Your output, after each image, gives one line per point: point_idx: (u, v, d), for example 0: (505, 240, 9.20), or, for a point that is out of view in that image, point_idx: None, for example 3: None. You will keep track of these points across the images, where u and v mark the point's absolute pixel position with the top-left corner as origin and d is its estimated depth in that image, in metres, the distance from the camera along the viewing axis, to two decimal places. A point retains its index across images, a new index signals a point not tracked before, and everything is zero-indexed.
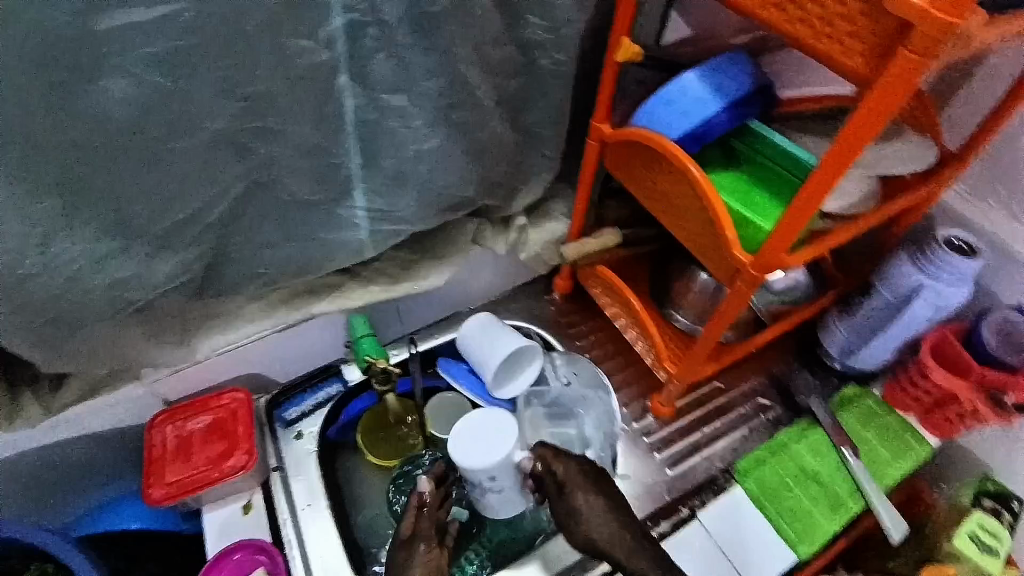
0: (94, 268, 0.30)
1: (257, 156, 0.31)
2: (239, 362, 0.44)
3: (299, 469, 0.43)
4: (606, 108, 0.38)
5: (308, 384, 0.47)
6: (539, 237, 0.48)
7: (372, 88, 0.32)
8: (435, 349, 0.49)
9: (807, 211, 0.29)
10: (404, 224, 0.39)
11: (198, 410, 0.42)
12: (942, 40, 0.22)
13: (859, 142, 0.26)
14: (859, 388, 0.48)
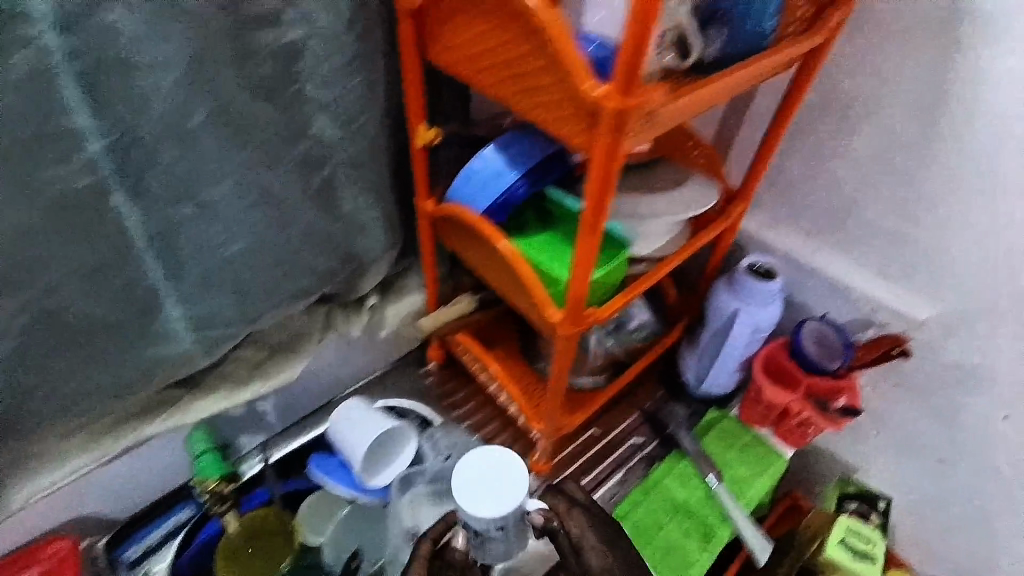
0: None
1: (32, 289, 0.26)
2: (56, 512, 0.36)
3: None
4: (424, 186, 0.35)
5: (153, 515, 0.40)
6: (396, 314, 0.44)
7: (158, 202, 0.28)
8: (299, 450, 0.43)
9: (587, 270, 0.28)
10: (234, 327, 0.34)
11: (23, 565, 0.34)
12: (625, 119, 0.21)
13: (602, 207, 0.25)
14: (718, 410, 0.45)
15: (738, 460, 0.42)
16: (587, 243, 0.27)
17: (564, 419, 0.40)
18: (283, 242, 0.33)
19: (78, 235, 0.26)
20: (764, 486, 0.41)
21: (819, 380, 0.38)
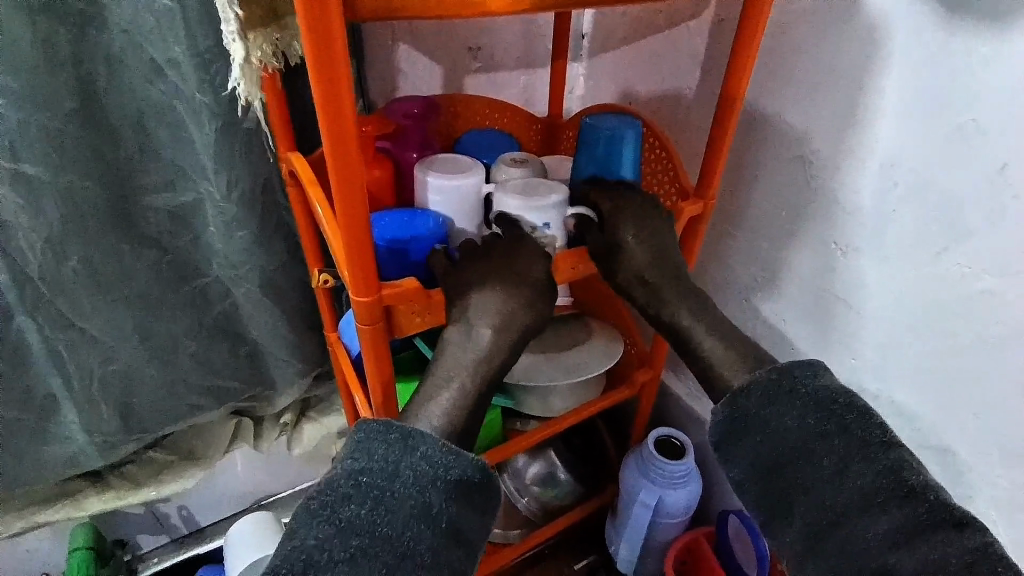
0: (63, 415, 0.73)
1: (66, 415, 0.73)
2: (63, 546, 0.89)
3: None
4: (312, 258, 0.73)
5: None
6: (309, 429, 0.98)
7: (80, 360, 0.70)
8: (203, 551, 0.94)
9: (373, 359, 0.54)
10: (106, 433, 0.76)
11: None
12: (361, 296, 0.48)
13: (365, 337, 0.52)
14: None
15: None
16: (382, 405, 0.59)
17: (387, 387, 0.57)
18: (166, 327, 0.74)
19: (76, 336, 0.68)
20: None
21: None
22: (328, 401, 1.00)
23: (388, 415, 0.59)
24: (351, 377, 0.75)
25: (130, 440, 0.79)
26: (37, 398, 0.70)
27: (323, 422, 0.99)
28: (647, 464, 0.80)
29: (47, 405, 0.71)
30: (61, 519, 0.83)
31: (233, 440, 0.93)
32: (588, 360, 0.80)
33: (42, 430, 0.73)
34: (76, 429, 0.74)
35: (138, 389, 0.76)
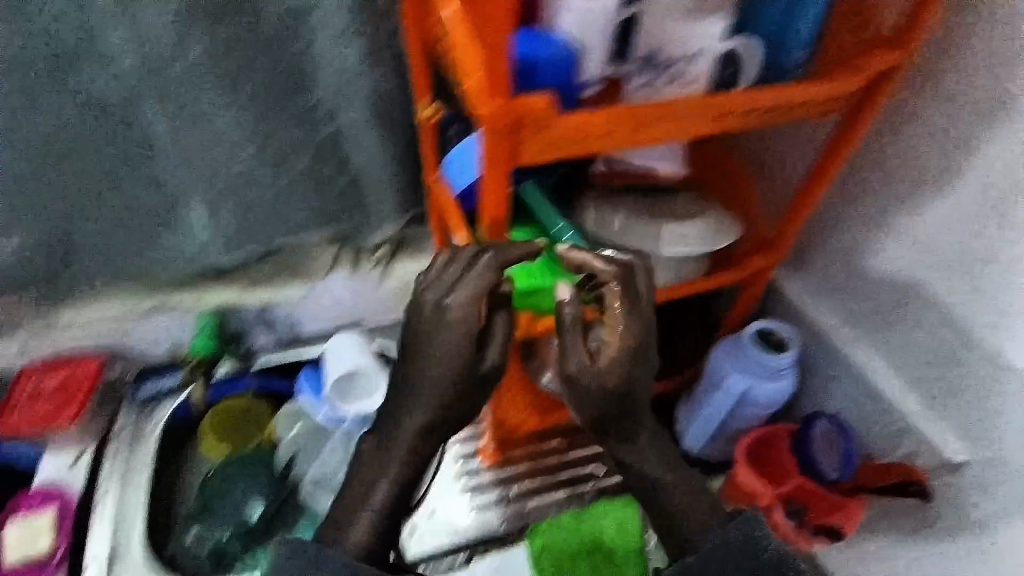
0: (188, 209, 0.78)
1: (191, 209, 0.79)
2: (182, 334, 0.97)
3: (143, 437, 0.93)
4: (423, 84, 0.70)
5: (157, 371, 0.97)
6: (400, 267, 1.02)
7: (202, 159, 0.73)
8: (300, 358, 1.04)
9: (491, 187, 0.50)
10: (224, 235, 0.82)
11: (59, 375, 0.88)
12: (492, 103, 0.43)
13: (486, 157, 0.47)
14: (696, 478, 0.92)
15: None
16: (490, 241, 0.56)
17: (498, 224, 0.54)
18: (277, 140, 0.75)
19: (199, 132, 0.71)
20: None
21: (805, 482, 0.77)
22: (420, 244, 1.01)
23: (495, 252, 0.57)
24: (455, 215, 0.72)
25: (243, 245, 0.84)
26: (166, 188, 0.76)
27: (414, 262, 1.02)
28: (743, 352, 0.77)
29: (174, 197, 0.77)
30: (188, 305, 0.93)
31: (333, 264, 0.98)
32: (704, 232, 0.73)
33: (169, 221, 0.79)
34: (197, 227, 0.80)
35: (250, 201, 0.79)
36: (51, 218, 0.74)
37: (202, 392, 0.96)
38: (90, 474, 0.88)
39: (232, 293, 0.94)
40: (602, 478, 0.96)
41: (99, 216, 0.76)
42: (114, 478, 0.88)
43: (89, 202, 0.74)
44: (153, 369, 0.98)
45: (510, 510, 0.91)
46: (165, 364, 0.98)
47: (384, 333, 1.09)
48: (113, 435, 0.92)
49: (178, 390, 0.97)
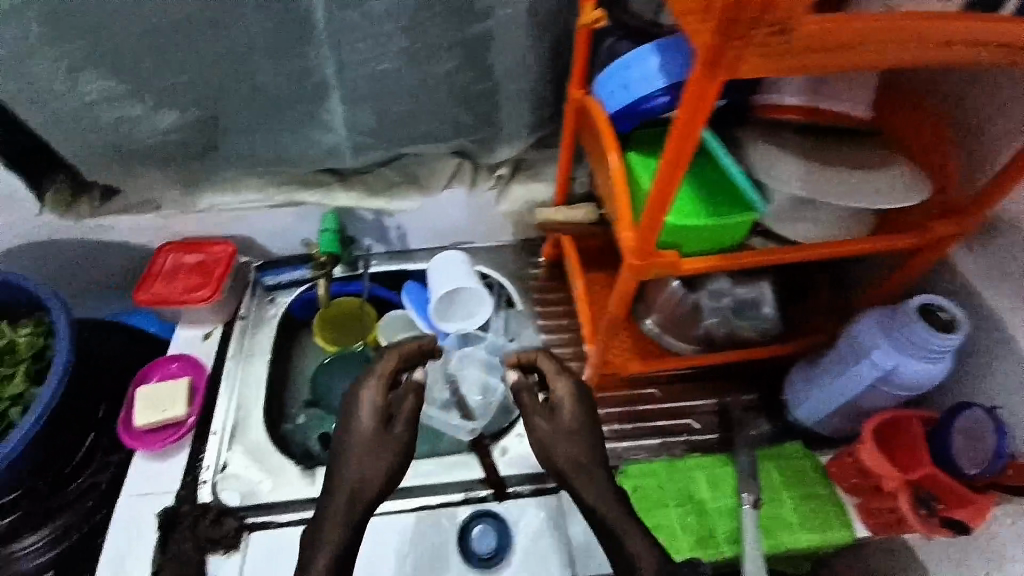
0: (330, 104, 0.78)
1: (332, 104, 0.78)
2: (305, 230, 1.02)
3: (261, 323, 0.98)
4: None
5: (281, 265, 1.03)
6: (517, 191, 0.99)
7: (352, 53, 0.72)
8: (406, 270, 1.06)
9: (698, 100, 0.44)
10: (359, 135, 0.82)
11: (197, 253, 0.94)
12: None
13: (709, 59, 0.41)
14: (800, 449, 0.88)
15: (782, 487, 0.84)
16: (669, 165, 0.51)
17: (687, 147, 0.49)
18: (426, 40, 0.72)
19: (354, 23, 0.69)
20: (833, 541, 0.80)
21: (936, 473, 0.71)
22: (540, 169, 0.98)
23: (670, 179, 0.52)
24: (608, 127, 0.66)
25: (376, 145, 0.84)
26: (313, 80, 0.75)
27: (531, 187, 0.99)
28: (897, 324, 0.71)
29: (319, 90, 0.77)
30: (317, 204, 0.95)
31: (452, 179, 0.97)
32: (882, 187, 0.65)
33: (309, 115, 0.80)
34: (337, 120, 0.81)
35: (390, 102, 0.78)
36: (204, 98, 0.75)
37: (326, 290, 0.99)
38: (217, 353, 0.92)
39: (354, 196, 0.95)
40: (698, 431, 0.93)
41: (248, 101, 0.77)
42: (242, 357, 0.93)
43: (241, 85, 0.74)
44: (272, 264, 1.03)
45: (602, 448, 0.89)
46: (284, 259, 1.03)
47: (486, 257, 1.10)
48: (239, 316, 0.97)
49: (297, 282, 1.02)
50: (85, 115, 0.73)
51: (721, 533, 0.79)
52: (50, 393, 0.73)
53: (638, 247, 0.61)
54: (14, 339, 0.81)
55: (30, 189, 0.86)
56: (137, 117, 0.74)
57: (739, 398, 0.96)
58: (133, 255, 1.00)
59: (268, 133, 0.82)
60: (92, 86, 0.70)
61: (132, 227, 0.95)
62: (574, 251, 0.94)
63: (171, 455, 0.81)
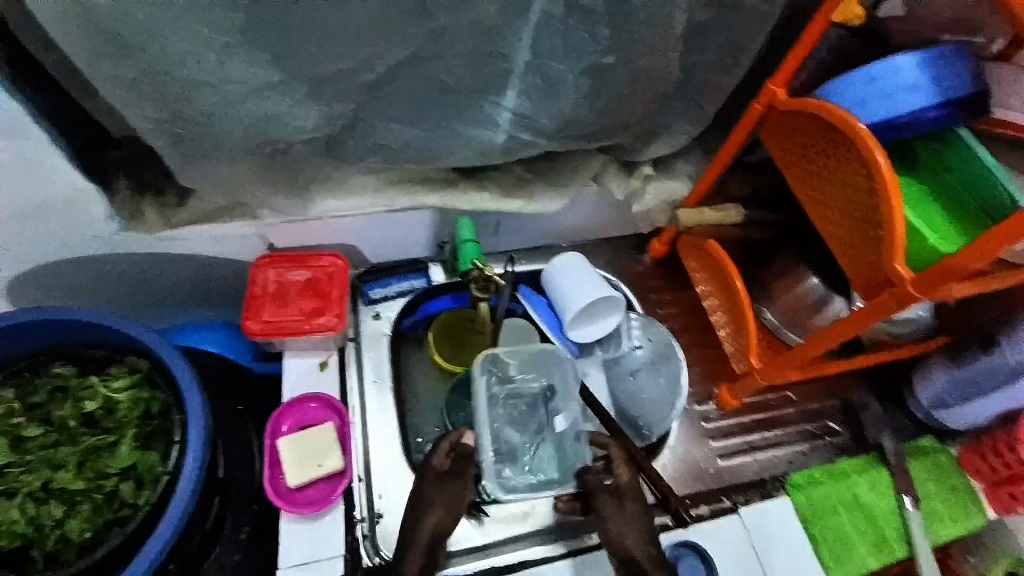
0: (503, 95, 0.66)
1: (504, 97, 0.66)
2: (414, 235, 0.89)
3: (371, 346, 0.85)
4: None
5: (383, 276, 0.88)
6: (655, 190, 0.90)
7: (555, 39, 0.60)
8: (522, 273, 0.96)
9: None
10: (525, 131, 0.71)
11: (302, 268, 0.79)
12: None
13: None
14: (935, 443, 0.92)
15: (928, 480, 0.88)
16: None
17: None
18: (636, 34, 0.62)
19: (573, 6, 0.57)
20: (973, 522, 0.87)
21: None
22: (672, 163, 0.91)
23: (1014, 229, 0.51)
24: (868, 139, 0.60)
25: (538, 144, 0.73)
26: (495, 69, 0.63)
27: (667, 184, 0.90)
28: None
29: (497, 81, 0.64)
30: (442, 206, 0.81)
31: (590, 178, 0.87)
32: None
33: (476, 108, 0.67)
34: (504, 115, 0.68)
35: (572, 96, 0.67)
36: (361, 89, 0.61)
37: (489, 312, 0.84)
38: (340, 384, 0.81)
39: (486, 198, 0.83)
40: (839, 432, 0.94)
41: (410, 92, 0.64)
42: (366, 383, 0.81)
43: (409, 74, 0.62)
44: (373, 275, 0.89)
45: (760, 458, 0.89)
46: (385, 268, 0.90)
47: (599, 255, 1.02)
48: (349, 338, 0.84)
49: (406, 294, 0.89)
50: (220, 112, 0.59)
51: (890, 533, 0.83)
52: (193, 472, 0.59)
53: (923, 279, 0.58)
54: (110, 397, 0.63)
55: (103, 193, 0.68)
56: (279, 115, 0.61)
57: (860, 396, 0.97)
58: (207, 266, 0.83)
59: (419, 130, 0.69)
60: (237, 78, 0.56)
61: (217, 237, 0.78)
62: (724, 254, 0.87)
63: (324, 516, 0.70)
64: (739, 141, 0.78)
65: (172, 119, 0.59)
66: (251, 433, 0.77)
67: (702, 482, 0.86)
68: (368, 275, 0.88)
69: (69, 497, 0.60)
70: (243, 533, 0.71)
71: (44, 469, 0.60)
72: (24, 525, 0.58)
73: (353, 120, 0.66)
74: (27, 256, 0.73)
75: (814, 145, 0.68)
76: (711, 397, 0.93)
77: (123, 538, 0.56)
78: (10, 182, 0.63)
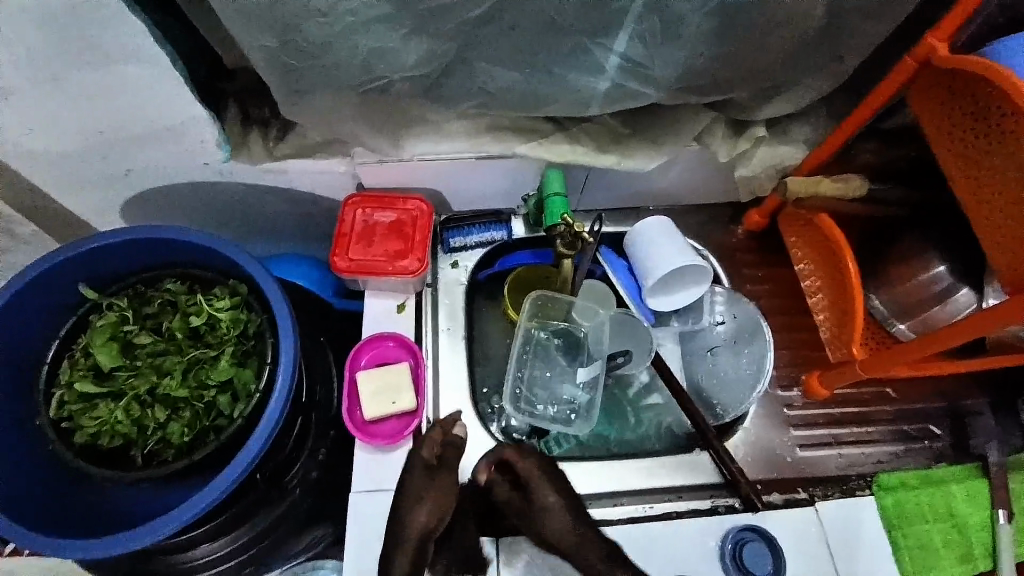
0: (613, 38, 0.61)
1: (614, 40, 0.61)
2: (499, 186, 0.87)
3: (447, 294, 0.85)
4: None
5: (464, 225, 0.87)
6: (764, 155, 0.82)
7: None
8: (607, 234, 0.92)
9: None
10: (631, 79, 0.66)
11: (389, 211, 0.80)
12: None
13: None
14: None
15: None
16: None
17: None
18: None
19: None
20: None
21: None
22: (787, 125, 0.82)
23: None
24: None
25: (644, 95, 0.69)
26: (610, 7, 0.58)
27: (779, 148, 0.82)
28: None
29: (611, 21, 0.59)
30: (533, 156, 0.78)
31: (694, 137, 0.80)
32: None
33: (583, 51, 0.63)
34: (613, 61, 0.64)
35: (689, 41, 0.62)
36: (466, 26, 0.58)
37: (572, 271, 0.81)
38: (416, 326, 0.82)
39: (579, 150, 0.79)
40: (939, 437, 0.86)
41: (515, 30, 0.60)
42: (441, 329, 0.83)
43: (520, 11, 0.58)
44: (456, 222, 0.88)
45: (843, 452, 0.83)
46: (467, 217, 0.89)
47: (689, 222, 0.96)
48: (427, 283, 0.85)
49: (485, 245, 0.87)
50: (328, 42, 0.58)
51: (977, 548, 0.77)
52: (282, 391, 0.62)
53: None
54: (213, 314, 0.68)
55: (213, 121, 0.70)
56: (384, 49, 0.60)
57: (968, 403, 0.88)
58: (299, 199, 0.86)
59: (520, 73, 0.65)
60: (349, 7, 0.55)
61: (311, 172, 0.79)
62: (836, 232, 0.79)
63: (397, 450, 0.73)
64: (873, 106, 0.69)
65: (282, 49, 0.59)
66: (331, 364, 0.80)
67: (777, 469, 0.82)
68: (450, 224, 0.87)
69: (172, 403, 0.65)
70: (321, 455, 0.76)
71: (151, 375, 0.66)
72: (129, 425, 0.64)
73: (453, 60, 0.63)
74: (145, 176, 0.78)
75: (974, 114, 0.59)
76: (796, 384, 0.87)
77: (219, 444, 0.61)
78: (134, 104, 0.66)
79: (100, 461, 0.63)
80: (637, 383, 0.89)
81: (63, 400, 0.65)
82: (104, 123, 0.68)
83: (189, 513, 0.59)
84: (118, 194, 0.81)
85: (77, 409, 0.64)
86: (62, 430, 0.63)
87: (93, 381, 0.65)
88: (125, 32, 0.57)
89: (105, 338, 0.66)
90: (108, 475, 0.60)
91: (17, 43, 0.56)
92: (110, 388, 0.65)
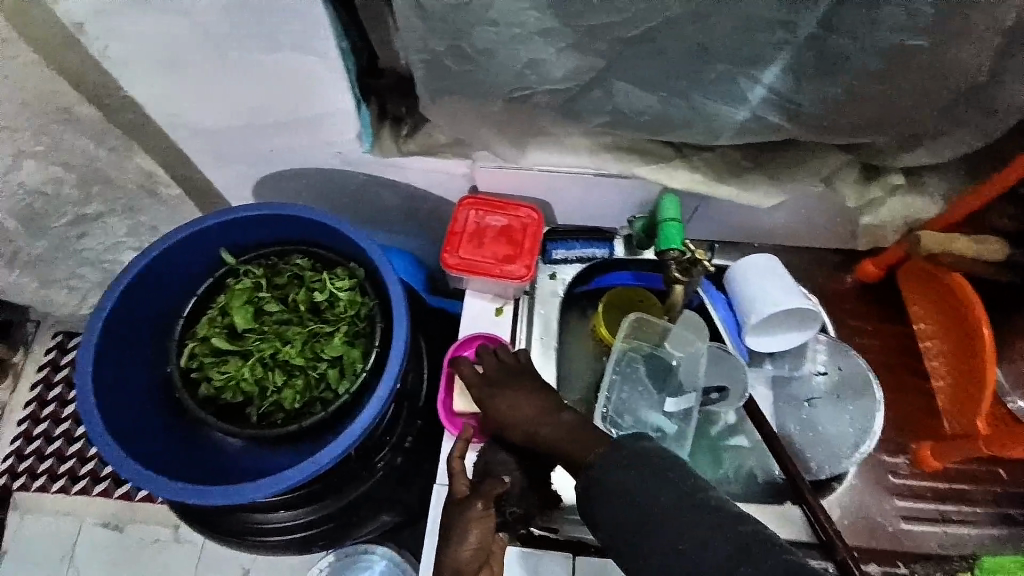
0: (764, 71, 0.61)
1: (765, 72, 0.61)
2: (607, 204, 0.87)
3: (543, 304, 0.85)
4: None
5: (567, 239, 0.88)
6: (894, 204, 0.78)
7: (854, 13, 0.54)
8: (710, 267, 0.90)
9: None
10: (773, 111, 0.65)
11: (501, 217, 0.82)
12: None
13: None
14: None
15: None
16: None
17: None
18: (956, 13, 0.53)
19: None
20: None
21: None
22: (924, 175, 0.78)
23: None
24: None
25: (782, 129, 0.67)
26: (770, 40, 0.57)
27: (911, 199, 0.78)
28: None
29: (767, 53, 0.59)
30: (650, 179, 0.78)
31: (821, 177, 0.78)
32: None
33: (729, 81, 0.63)
34: (758, 91, 0.63)
35: (846, 78, 0.60)
36: (619, 46, 0.60)
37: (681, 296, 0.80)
38: (510, 332, 0.83)
39: (698, 178, 0.78)
40: None
41: (667, 54, 0.60)
42: (534, 337, 0.83)
43: (677, 35, 0.58)
44: (559, 235, 0.88)
45: (948, 531, 0.77)
46: (570, 231, 0.89)
47: (797, 263, 0.92)
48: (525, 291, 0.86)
49: (585, 261, 0.87)
50: (486, 51, 0.61)
51: None
52: (391, 374, 0.65)
53: None
54: (334, 293, 0.71)
55: (357, 113, 0.75)
56: (538, 61, 0.62)
57: None
58: (413, 194, 0.89)
59: (660, 96, 0.66)
60: (517, 18, 0.58)
61: (433, 169, 0.82)
62: (971, 297, 0.74)
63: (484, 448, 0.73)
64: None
65: (442, 52, 0.62)
66: (423, 356, 0.82)
67: (876, 538, 0.76)
68: (553, 237, 0.88)
69: (289, 370, 0.69)
70: (407, 442, 0.78)
71: (274, 341, 0.70)
72: (251, 384, 0.68)
73: (597, 78, 0.65)
74: (284, 157, 0.84)
75: None
76: (904, 451, 0.81)
77: (327, 414, 0.64)
78: (295, 91, 0.72)
79: (219, 413, 0.68)
80: (722, 423, 0.85)
81: (193, 352, 0.70)
82: (264, 105, 0.74)
83: (293, 476, 0.62)
84: (254, 170, 0.88)
85: (207, 361, 0.69)
86: (190, 379, 0.68)
87: (225, 337, 0.70)
88: (308, 25, 0.62)
89: (242, 301, 0.71)
90: (227, 428, 0.64)
91: (215, 27, 0.63)
92: (239, 347, 0.70)
